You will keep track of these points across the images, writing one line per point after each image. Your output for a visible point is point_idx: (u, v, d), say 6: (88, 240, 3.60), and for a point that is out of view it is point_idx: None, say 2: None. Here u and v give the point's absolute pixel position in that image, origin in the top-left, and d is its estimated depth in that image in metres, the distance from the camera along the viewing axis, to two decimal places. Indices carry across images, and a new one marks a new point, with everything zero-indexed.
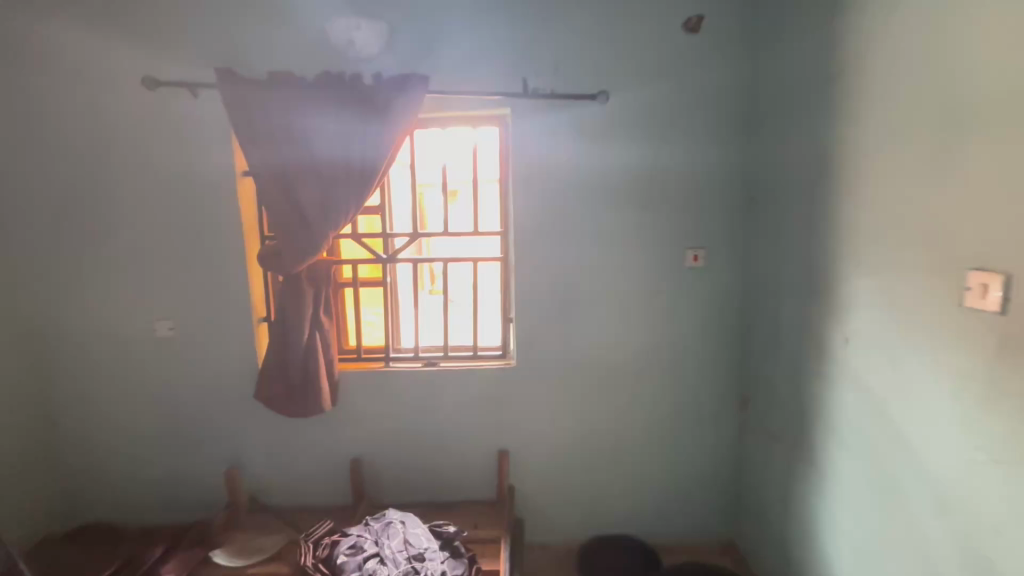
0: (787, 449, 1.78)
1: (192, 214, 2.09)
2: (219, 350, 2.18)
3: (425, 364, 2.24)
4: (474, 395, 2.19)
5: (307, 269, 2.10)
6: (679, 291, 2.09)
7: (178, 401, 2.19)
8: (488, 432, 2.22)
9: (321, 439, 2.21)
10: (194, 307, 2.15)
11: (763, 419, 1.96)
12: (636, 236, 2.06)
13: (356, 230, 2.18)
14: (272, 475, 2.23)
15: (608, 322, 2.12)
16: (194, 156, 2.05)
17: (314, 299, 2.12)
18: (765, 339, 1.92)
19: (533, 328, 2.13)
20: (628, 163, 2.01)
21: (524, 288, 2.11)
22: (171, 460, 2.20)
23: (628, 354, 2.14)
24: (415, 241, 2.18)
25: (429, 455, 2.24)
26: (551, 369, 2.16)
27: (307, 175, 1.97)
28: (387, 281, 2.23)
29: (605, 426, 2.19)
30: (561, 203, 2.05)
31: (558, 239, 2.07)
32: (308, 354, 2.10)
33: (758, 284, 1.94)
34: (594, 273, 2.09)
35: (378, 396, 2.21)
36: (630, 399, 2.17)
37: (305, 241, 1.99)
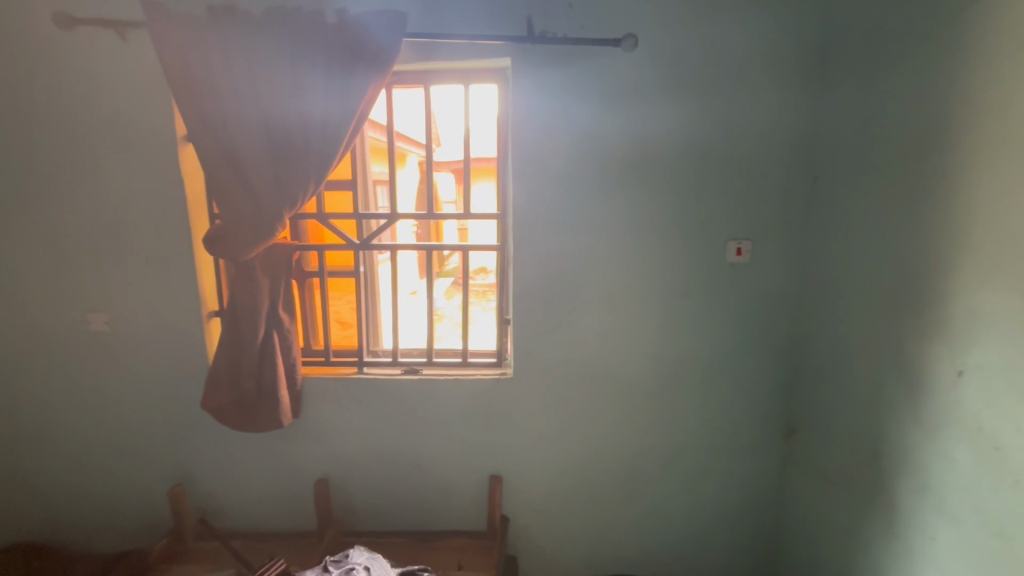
0: (852, 498, 1.41)
1: (127, 187, 1.74)
2: (163, 351, 1.84)
3: (405, 372, 1.88)
4: (462, 409, 1.84)
5: (262, 255, 1.74)
6: (715, 291, 1.69)
7: (116, 408, 1.87)
8: (479, 454, 1.87)
9: (283, 454, 1.90)
10: (132, 299, 1.81)
11: (817, 454, 1.58)
12: (665, 224, 1.66)
13: (322, 210, 1.80)
14: (227, 493, 1.93)
15: (627, 328, 1.74)
16: (128, 115, 1.69)
17: (272, 291, 1.77)
18: (825, 356, 1.53)
19: (535, 334, 1.76)
20: (660, 130, 1.60)
21: (525, 286, 1.73)
22: (112, 476, 1.90)
23: (650, 368, 1.76)
24: (391, 224, 1.79)
25: (409, 477, 1.91)
26: (555, 381, 1.79)
27: (257, 139, 1.59)
28: (361, 271, 1.88)
29: (619, 451, 1.83)
30: (573, 181, 1.65)
31: (568, 226, 1.68)
32: (263, 358, 1.76)
33: (821, 286, 1.54)
34: (611, 269, 1.71)
35: (350, 406, 1.87)
36: (649, 422, 1.80)
37: (256, 223, 1.62)
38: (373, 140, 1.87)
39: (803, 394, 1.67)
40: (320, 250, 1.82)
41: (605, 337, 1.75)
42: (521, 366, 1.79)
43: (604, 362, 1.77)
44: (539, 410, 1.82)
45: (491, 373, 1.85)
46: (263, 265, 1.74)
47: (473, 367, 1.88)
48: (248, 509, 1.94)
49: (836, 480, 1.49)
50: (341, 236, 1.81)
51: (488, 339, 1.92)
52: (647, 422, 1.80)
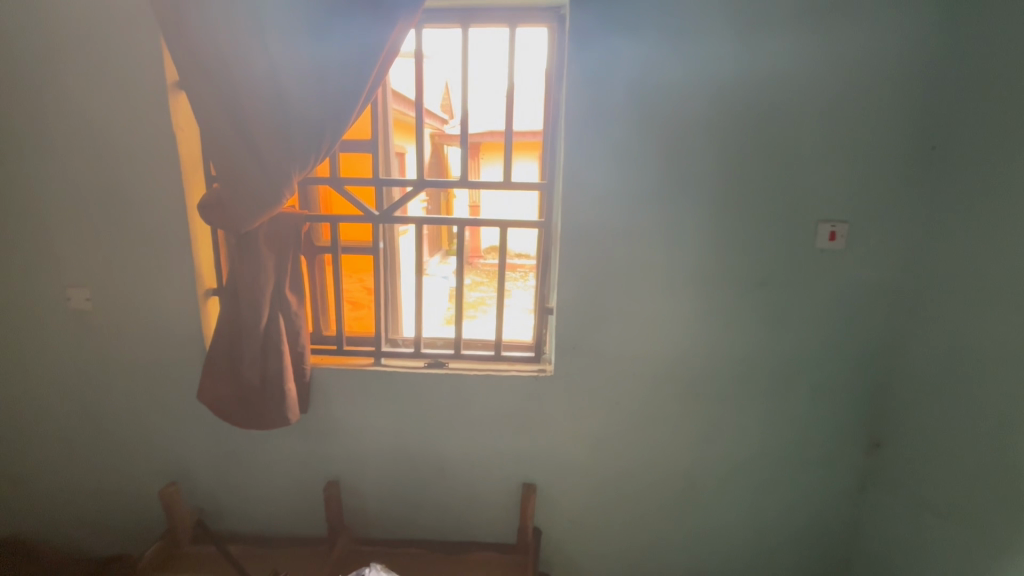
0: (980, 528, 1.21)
1: (114, 142, 1.49)
2: (155, 335, 1.62)
3: (429, 365, 1.65)
4: (494, 409, 1.61)
5: (267, 225, 1.49)
6: (798, 282, 1.44)
7: (105, 398, 1.65)
8: (511, 459, 1.64)
9: (290, 452, 1.68)
10: (120, 274, 1.58)
11: (922, 472, 1.37)
12: (745, 201, 1.40)
13: (336, 175, 1.54)
14: (227, 493, 1.72)
15: (691, 322, 1.49)
16: (111, 56, 1.43)
17: (278, 269, 1.53)
18: (946, 361, 1.31)
19: (581, 326, 1.52)
20: (748, 84, 1.33)
21: (574, 271, 1.47)
22: (100, 472, 1.70)
23: (716, 370, 1.52)
24: (417, 193, 1.53)
25: (431, 482, 1.69)
26: (603, 380, 1.55)
27: (258, 85, 1.32)
28: (381, 247, 1.62)
29: (672, 463, 1.60)
30: (637, 146, 1.38)
31: (628, 202, 1.42)
32: (267, 346, 1.53)
33: (946, 279, 1.30)
34: (677, 254, 1.45)
35: (367, 402, 1.64)
36: (710, 431, 1.57)
37: (259, 188, 1.37)
38: (398, 112, 1.68)
39: (901, 404, 1.44)
40: (334, 222, 1.56)
41: (665, 333, 1.51)
42: (564, 363, 1.55)
43: (662, 360, 1.52)
44: (583, 413, 1.58)
45: (528, 370, 1.60)
46: (268, 238, 1.49)
47: (507, 362, 1.63)
48: (249, 510, 1.73)
49: (954, 506, 1.28)
50: (359, 206, 1.55)
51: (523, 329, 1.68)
52: (708, 430, 1.57)
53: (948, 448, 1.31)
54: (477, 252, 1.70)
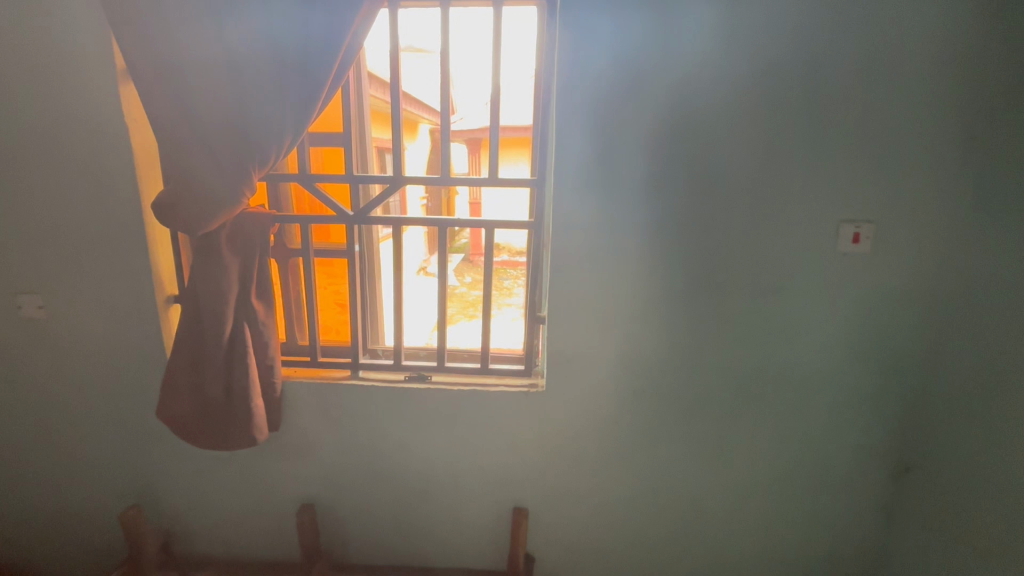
0: None
1: (61, 136, 1.35)
2: (112, 345, 1.48)
3: (410, 379, 1.51)
4: (481, 426, 1.47)
5: (230, 227, 1.35)
6: (816, 287, 1.30)
7: (60, 413, 1.52)
8: (500, 481, 1.51)
9: (261, 471, 1.55)
10: (72, 279, 1.44)
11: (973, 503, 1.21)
12: (759, 199, 1.26)
13: (305, 172, 1.40)
14: (194, 515, 1.59)
15: (698, 333, 1.35)
16: (55, 40, 1.29)
17: (243, 274, 1.40)
18: (1003, 377, 1.14)
19: (576, 336, 1.38)
20: (762, 68, 1.19)
21: (567, 276, 1.33)
22: (57, 493, 1.57)
23: (725, 385, 1.38)
24: (394, 190, 1.39)
25: (414, 505, 1.56)
26: (600, 395, 1.41)
27: (212, 70, 1.19)
28: (357, 250, 1.46)
29: (677, 486, 1.46)
30: (638, 138, 1.24)
31: (628, 200, 1.28)
32: (230, 359, 1.40)
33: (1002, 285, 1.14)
34: (682, 257, 1.31)
35: (344, 418, 1.51)
36: (718, 451, 1.43)
37: (215, 185, 1.23)
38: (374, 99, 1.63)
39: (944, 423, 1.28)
40: (304, 223, 1.42)
41: (669, 344, 1.36)
42: (558, 378, 1.41)
43: (665, 374, 1.38)
44: (578, 430, 1.44)
45: (518, 385, 1.46)
46: (230, 240, 1.36)
47: (495, 375, 1.49)
48: (218, 534, 1.60)
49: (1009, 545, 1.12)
50: (330, 206, 1.40)
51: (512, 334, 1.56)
52: (716, 451, 1.42)
53: (992, 476, 1.17)
54: (477, 249, 1.72)
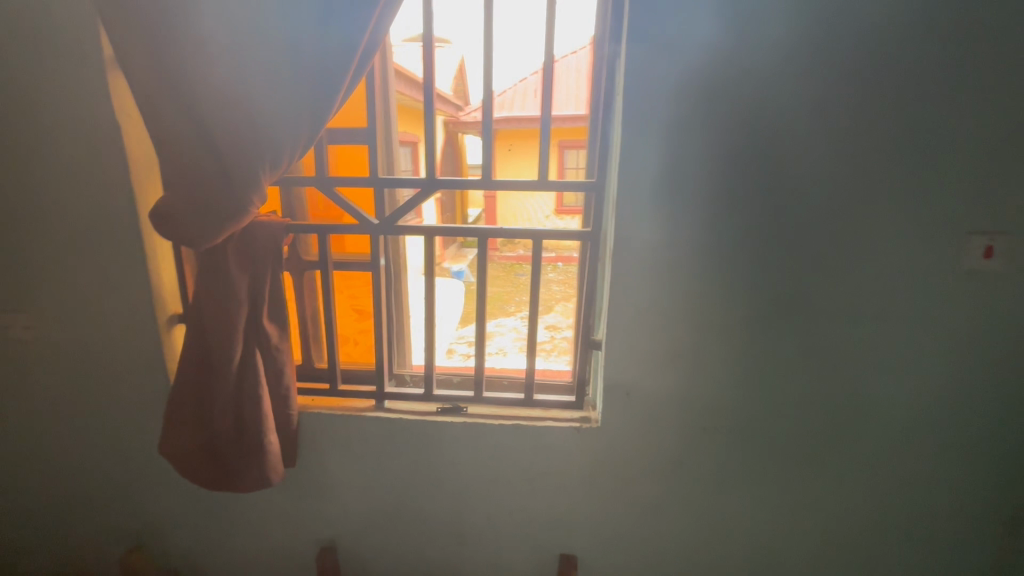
0: None
1: (50, 136, 1.18)
2: (109, 372, 1.31)
3: (443, 410, 1.33)
4: (526, 466, 1.29)
5: (240, 240, 1.18)
6: (928, 312, 1.10)
7: (54, 446, 1.36)
8: (546, 525, 1.33)
9: (276, 511, 1.38)
10: (65, 296, 1.28)
11: None
12: (863, 208, 1.06)
13: (324, 175, 1.21)
14: (203, 557, 1.43)
15: (783, 362, 1.16)
16: (38, 24, 1.11)
17: (254, 292, 1.22)
18: None
19: (639, 367, 1.18)
20: (877, 50, 0.98)
21: (630, 298, 1.15)
22: (55, 527, 1.42)
23: (812, 422, 1.19)
24: (427, 196, 1.20)
25: (447, 550, 1.39)
26: (665, 433, 1.22)
27: (214, 53, 0.99)
28: (382, 263, 1.27)
29: (750, 535, 1.27)
30: (722, 136, 1.03)
31: (706, 210, 1.08)
32: (241, 389, 1.22)
33: None
34: (768, 275, 1.11)
35: (369, 453, 1.34)
36: (800, 498, 1.24)
37: (218, 191, 1.05)
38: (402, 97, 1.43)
39: None
40: (322, 233, 1.24)
41: (748, 375, 1.17)
42: (615, 414, 1.22)
43: (742, 410, 1.19)
44: (639, 472, 1.25)
45: (568, 419, 1.27)
46: (240, 255, 1.18)
47: (540, 408, 1.30)
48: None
49: None
50: (353, 213, 1.22)
51: (560, 349, 1.35)
52: (798, 497, 1.24)
53: None
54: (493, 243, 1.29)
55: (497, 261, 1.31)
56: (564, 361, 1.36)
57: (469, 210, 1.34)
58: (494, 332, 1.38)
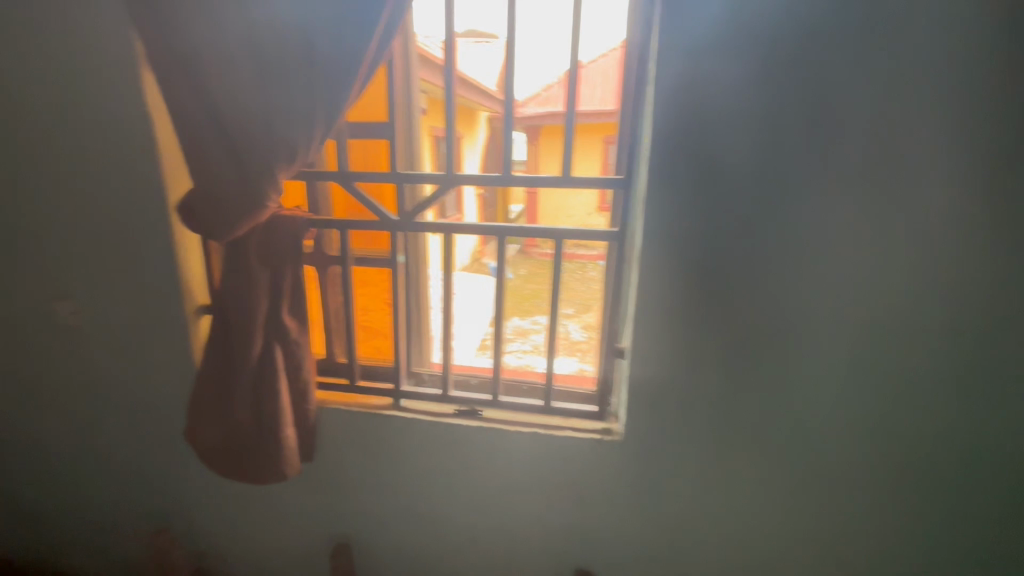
0: None
1: (90, 128, 1.22)
2: (141, 359, 1.35)
3: (459, 412, 1.29)
4: (542, 475, 1.24)
5: (262, 234, 1.19)
6: (1002, 333, 0.97)
7: (91, 426, 1.42)
8: (562, 538, 1.27)
9: (294, 503, 1.39)
10: (103, 283, 1.33)
11: None
12: (929, 212, 0.94)
13: (345, 169, 1.19)
14: (224, 542, 1.46)
15: (827, 378, 1.06)
16: (78, 19, 1.14)
17: (275, 286, 1.22)
18: None
19: (665, 376, 1.11)
20: (954, 32, 0.85)
21: (657, 303, 1.07)
22: (91, 502, 1.49)
23: (858, 446, 1.08)
24: (447, 191, 1.16)
25: (459, 555, 1.35)
26: (692, 447, 1.14)
27: (239, 50, 1.01)
28: (400, 261, 1.26)
29: (783, 562, 1.18)
30: (765, 130, 0.94)
31: (743, 212, 0.99)
32: (261, 381, 1.23)
33: None
34: (813, 283, 1.01)
35: (385, 452, 1.32)
36: (841, 526, 1.13)
37: (242, 184, 1.06)
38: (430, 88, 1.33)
39: None
40: (342, 228, 1.22)
41: (785, 390, 1.08)
42: (638, 427, 1.15)
43: (778, 427, 1.10)
44: (661, 489, 1.18)
45: (588, 430, 1.21)
46: (262, 249, 1.19)
47: (560, 415, 1.24)
48: (248, 562, 1.47)
49: None
50: (373, 209, 1.20)
51: (581, 349, 1.28)
52: (839, 526, 1.13)
53: None
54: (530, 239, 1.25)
55: (535, 256, 1.27)
56: (587, 362, 1.28)
57: (510, 207, 1.25)
58: (530, 329, 1.34)
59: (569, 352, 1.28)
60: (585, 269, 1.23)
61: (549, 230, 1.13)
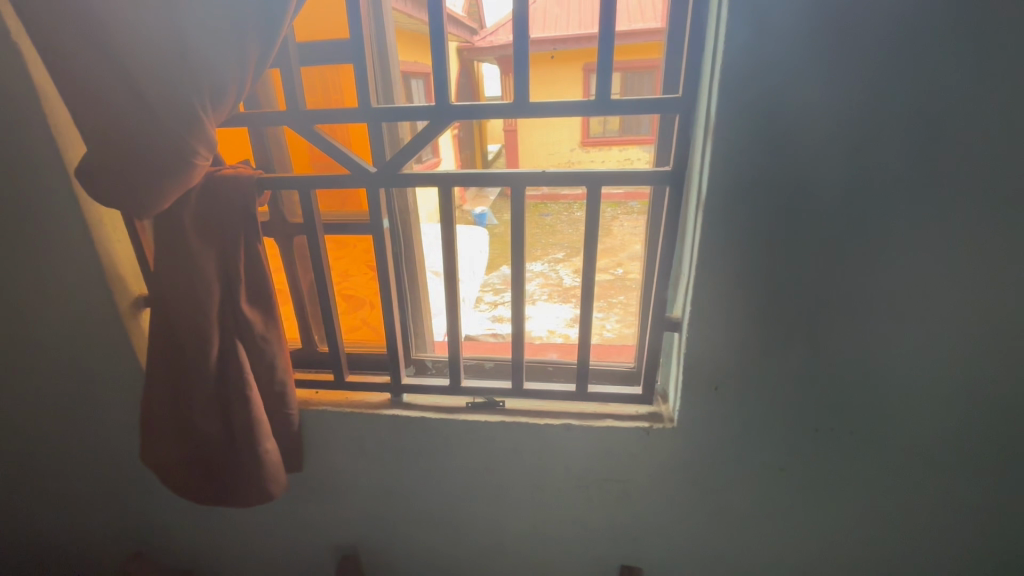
0: None
1: None
2: (73, 369, 1.08)
3: (474, 405, 1.07)
4: (580, 471, 1.05)
5: (201, 204, 0.90)
6: None
7: (29, 448, 1.17)
8: (604, 533, 1.11)
9: (287, 517, 1.19)
10: (6, 279, 1.03)
11: None
12: None
13: (299, 109, 0.88)
14: (213, 561, 1.27)
15: (942, 348, 0.84)
16: None
17: (226, 270, 0.95)
18: None
19: (733, 352, 0.90)
20: None
21: (727, 264, 0.84)
22: (49, 529, 1.27)
23: (971, 424, 0.89)
24: (440, 132, 0.87)
25: (488, 558, 1.19)
26: (762, 432, 0.95)
27: None
28: (386, 225, 0.96)
29: (865, 551, 1.03)
30: (893, 19, 0.67)
31: (854, 137, 0.73)
32: (226, 390, 0.99)
33: None
34: (939, 229, 0.77)
35: (390, 455, 1.11)
36: (939, 511, 0.97)
37: (143, 139, 0.73)
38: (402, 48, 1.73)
39: None
40: (306, 189, 0.94)
41: (887, 364, 0.87)
42: (697, 411, 0.95)
43: (874, 406, 0.90)
44: (723, 477, 1.00)
45: (633, 418, 1.00)
46: (201, 224, 0.90)
47: (596, 402, 1.03)
48: None
49: None
50: (344, 160, 0.91)
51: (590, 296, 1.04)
52: (936, 510, 0.97)
53: None
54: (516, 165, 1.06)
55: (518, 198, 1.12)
56: (600, 311, 1.07)
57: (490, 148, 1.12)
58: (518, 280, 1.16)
59: (563, 299, 1.13)
60: (603, 214, 1.01)
61: (581, 174, 0.86)
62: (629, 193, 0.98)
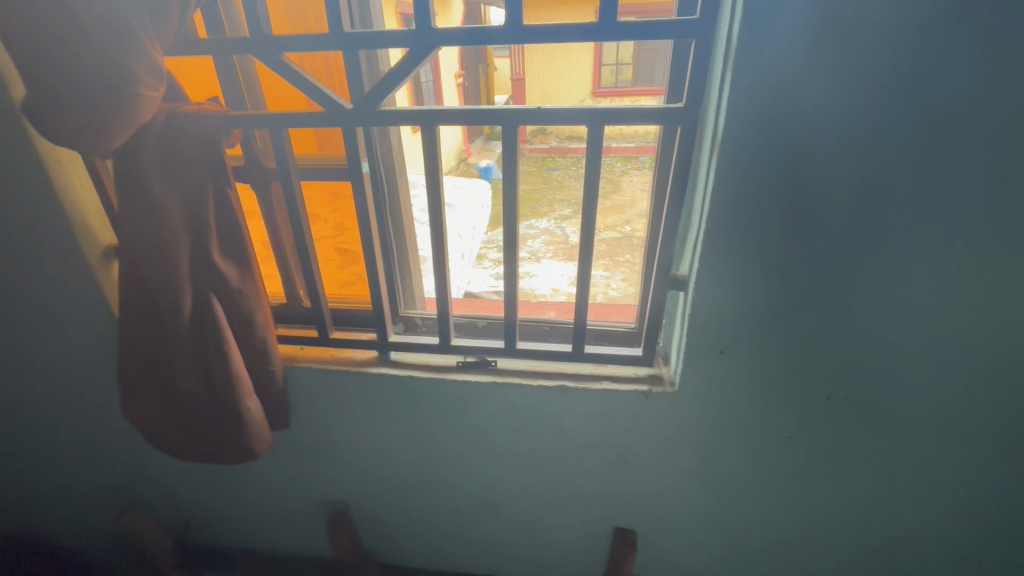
0: None
1: None
2: (46, 321, 1.03)
3: (465, 365, 1.02)
4: (574, 434, 1.00)
5: (161, 145, 0.81)
6: None
7: (10, 402, 1.14)
8: (597, 495, 1.08)
9: (276, 473, 1.17)
10: None
11: None
12: None
13: (266, 35, 0.79)
14: (205, 514, 1.26)
15: (974, 311, 0.76)
16: None
17: (193, 217, 0.87)
18: None
19: (743, 313, 0.82)
20: None
21: (743, 216, 0.75)
22: (38, 482, 1.25)
23: (997, 392, 0.82)
24: (423, 62, 0.78)
25: (479, 517, 1.17)
26: (770, 398, 0.89)
27: None
28: (366, 169, 0.88)
29: (870, 518, 0.98)
30: None
31: (899, 65, 0.63)
32: (202, 344, 0.93)
33: None
34: (986, 174, 0.67)
35: (377, 414, 1.07)
36: (951, 480, 0.92)
37: (102, 84, 0.66)
38: None
39: None
40: (278, 127, 0.85)
41: (912, 326, 0.79)
42: (701, 374, 0.89)
43: (893, 371, 0.83)
44: (725, 442, 0.95)
45: (633, 380, 0.95)
46: (163, 166, 0.82)
47: (593, 363, 0.97)
48: (237, 533, 1.28)
49: None
50: (318, 95, 0.81)
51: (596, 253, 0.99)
52: (947, 480, 0.92)
53: None
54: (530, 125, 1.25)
55: None
56: (604, 269, 1.02)
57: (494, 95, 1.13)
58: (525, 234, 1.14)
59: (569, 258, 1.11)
60: (613, 168, 0.98)
61: (580, 113, 0.76)
62: (638, 146, 0.94)
